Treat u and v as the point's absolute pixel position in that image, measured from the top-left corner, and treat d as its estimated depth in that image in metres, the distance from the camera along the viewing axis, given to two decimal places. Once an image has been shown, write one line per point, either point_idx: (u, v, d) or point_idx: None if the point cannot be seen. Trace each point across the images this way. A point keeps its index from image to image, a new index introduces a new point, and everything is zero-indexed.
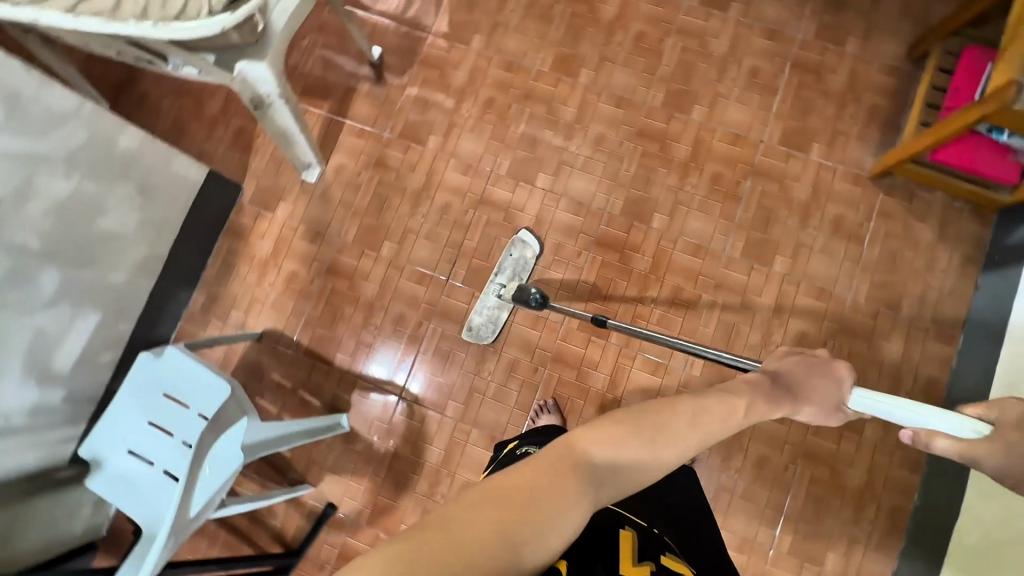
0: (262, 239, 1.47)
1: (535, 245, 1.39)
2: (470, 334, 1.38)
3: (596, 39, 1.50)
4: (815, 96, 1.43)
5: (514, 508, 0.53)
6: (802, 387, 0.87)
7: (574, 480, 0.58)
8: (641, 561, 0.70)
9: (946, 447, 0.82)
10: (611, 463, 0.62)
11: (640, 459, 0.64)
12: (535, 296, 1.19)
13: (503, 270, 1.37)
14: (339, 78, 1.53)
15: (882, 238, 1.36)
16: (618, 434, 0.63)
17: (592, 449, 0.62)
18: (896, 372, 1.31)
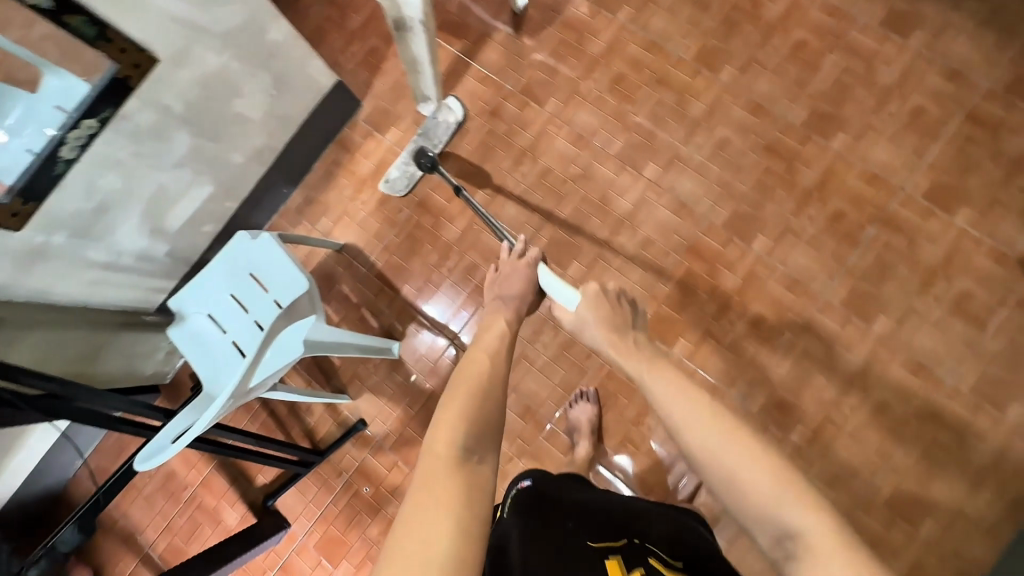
0: (367, 158, 1.52)
1: (459, 112, 1.47)
2: (385, 185, 1.48)
3: (752, 38, 1.39)
4: (982, 156, 1.27)
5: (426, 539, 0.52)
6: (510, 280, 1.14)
7: (453, 471, 0.59)
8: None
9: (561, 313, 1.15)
10: (474, 426, 0.65)
11: (485, 412, 0.67)
12: (427, 158, 1.26)
13: (425, 132, 1.47)
14: (479, 20, 1.52)
15: (1012, 330, 1.21)
16: (460, 416, 0.65)
17: (450, 440, 0.62)
18: (979, 476, 1.18)
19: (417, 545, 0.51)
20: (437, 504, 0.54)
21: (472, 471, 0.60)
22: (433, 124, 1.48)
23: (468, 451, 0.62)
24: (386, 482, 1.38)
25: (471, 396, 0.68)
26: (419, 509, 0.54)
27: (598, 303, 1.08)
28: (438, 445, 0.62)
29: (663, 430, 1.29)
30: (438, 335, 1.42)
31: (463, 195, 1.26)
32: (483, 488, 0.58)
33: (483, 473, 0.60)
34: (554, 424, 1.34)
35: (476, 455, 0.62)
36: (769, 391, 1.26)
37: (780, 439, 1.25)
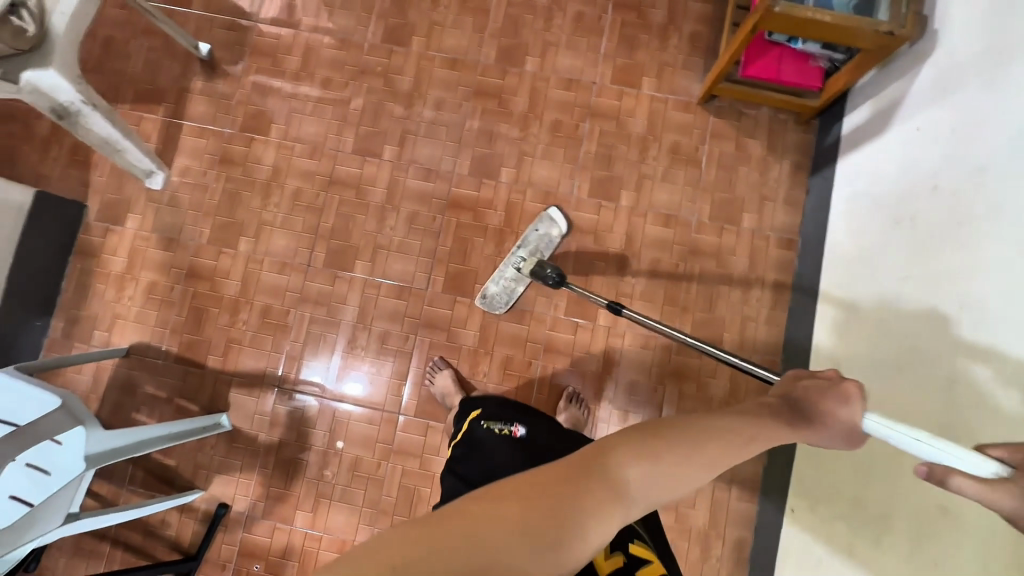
0: (115, 254, 1.44)
1: (562, 223, 1.37)
2: (483, 301, 1.37)
3: (424, 6, 1.50)
4: (639, 32, 1.47)
5: (529, 516, 0.50)
6: (819, 416, 0.67)
7: (589, 479, 0.53)
8: (613, 553, 0.84)
9: (967, 488, 0.57)
10: (657, 475, 0.55)
11: (676, 476, 0.55)
12: (552, 273, 1.17)
13: (528, 244, 1.36)
14: (171, 79, 1.50)
15: (716, 159, 1.43)
16: (643, 445, 0.56)
17: (608, 457, 0.56)
18: (744, 282, 1.38)
19: (513, 517, 0.50)
20: (555, 485, 0.53)
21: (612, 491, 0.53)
22: (538, 238, 1.37)
23: (615, 480, 0.54)
24: (272, 549, 1.34)
25: (675, 450, 0.56)
26: (539, 479, 0.54)
27: (1010, 489, 0.55)
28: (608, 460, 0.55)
29: (497, 369, 1.37)
30: (263, 386, 1.39)
31: (627, 312, 1.13)
32: (602, 527, 0.52)
33: (618, 513, 0.53)
34: (405, 413, 1.37)
35: (616, 495, 0.53)
36: (567, 293, 1.38)
37: (592, 329, 1.37)
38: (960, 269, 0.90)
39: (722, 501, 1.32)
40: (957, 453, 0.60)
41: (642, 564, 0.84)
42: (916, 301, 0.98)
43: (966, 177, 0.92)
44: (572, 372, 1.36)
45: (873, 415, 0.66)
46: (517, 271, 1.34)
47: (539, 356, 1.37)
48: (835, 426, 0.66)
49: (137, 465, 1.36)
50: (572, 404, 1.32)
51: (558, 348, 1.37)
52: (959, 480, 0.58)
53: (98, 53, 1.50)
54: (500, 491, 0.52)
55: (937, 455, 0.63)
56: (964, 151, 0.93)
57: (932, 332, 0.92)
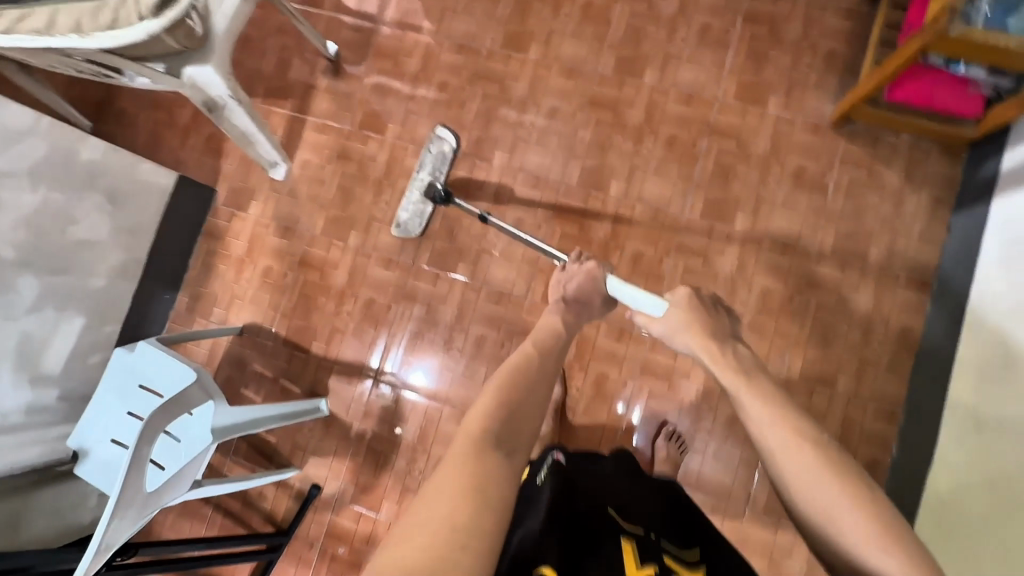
0: (237, 238, 1.54)
1: (452, 138, 1.33)
2: (398, 230, 1.39)
3: (545, 13, 1.50)
4: (769, 48, 1.40)
5: (431, 532, 0.59)
6: (591, 291, 1.07)
7: (479, 455, 0.69)
8: (643, 566, 0.72)
9: (641, 320, 1.05)
10: (508, 424, 0.77)
11: (525, 410, 0.81)
12: (441, 192, 1.29)
13: (424, 166, 1.35)
14: (299, 76, 1.58)
15: (846, 186, 1.33)
16: (499, 408, 0.78)
17: (484, 426, 0.74)
18: (867, 321, 1.28)
19: (419, 543, 0.58)
20: (454, 495, 0.64)
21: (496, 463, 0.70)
22: (431, 157, 1.35)
23: (500, 443, 0.73)
24: (358, 535, 1.38)
25: (520, 394, 0.82)
26: (441, 502, 0.63)
27: (672, 318, 0.99)
28: (480, 429, 0.74)
29: (590, 385, 1.34)
30: (360, 376, 1.44)
31: (493, 221, 1.25)
32: (502, 476, 0.68)
33: (502, 476, 0.69)
34: None
35: (499, 449, 0.72)
36: None
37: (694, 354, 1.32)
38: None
39: None
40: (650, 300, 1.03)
41: None
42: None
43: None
44: (667, 396, 1.32)
45: (611, 277, 1.07)
46: (419, 193, 1.36)
47: (634, 375, 1.34)
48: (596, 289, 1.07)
49: (242, 438, 1.45)
50: (672, 442, 1.26)
51: (655, 370, 1.33)
52: (642, 315, 1.05)
53: (236, 49, 1.60)
54: (417, 523, 0.61)
55: (630, 299, 1.05)
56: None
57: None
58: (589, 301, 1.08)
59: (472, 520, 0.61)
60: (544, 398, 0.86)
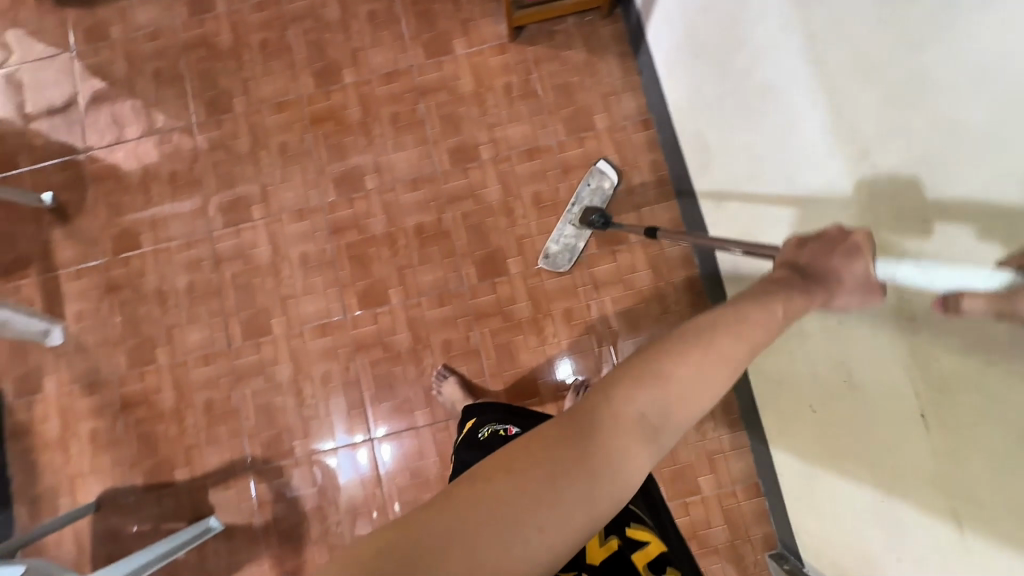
0: (47, 420, 1.43)
1: (612, 174, 1.39)
2: (545, 262, 1.38)
3: (231, 68, 1.54)
4: (430, 3, 1.53)
5: (503, 503, 0.43)
6: (835, 274, 0.70)
7: (603, 440, 0.46)
8: (607, 538, 0.85)
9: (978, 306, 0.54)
10: (669, 405, 0.47)
11: (699, 395, 0.48)
12: (599, 218, 1.31)
13: (580, 200, 1.39)
14: (30, 239, 1.50)
15: (549, 81, 1.48)
16: (669, 376, 0.48)
17: (639, 401, 0.47)
18: (622, 175, 1.42)
19: (487, 506, 0.43)
20: (554, 467, 0.45)
21: (619, 443, 0.46)
22: (590, 191, 1.39)
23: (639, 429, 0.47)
24: None
25: (694, 362, 0.49)
26: (537, 465, 0.45)
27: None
28: (634, 401, 0.47)
29: (441, 356, 1.38)
30: (236, 476, 1.38)
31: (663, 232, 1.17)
32: (621, 483, 0.46)
33: (618, 466, 0.46)
34: (379, 436, 1.38)
35: (637, 439, 0.46)
36: (473, 259, 1.41)
37: (510, 279, 1.40)
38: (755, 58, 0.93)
39: None
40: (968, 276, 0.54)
41: (635, 550, 0.86)
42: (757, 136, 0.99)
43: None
44: (509, 326, 1.38)
45: (879, 262, 0.69)
46: (573, 227, 1.37)
47: (473, 326, 1.39)
48: (848, 282, 0.70)
49: None
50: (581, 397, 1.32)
51: (487, 311, 1.39)
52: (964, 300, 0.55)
53: None
54: (496, 479, 0.44)
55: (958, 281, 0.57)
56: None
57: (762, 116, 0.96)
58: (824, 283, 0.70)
59: (559, 507, 0.44)
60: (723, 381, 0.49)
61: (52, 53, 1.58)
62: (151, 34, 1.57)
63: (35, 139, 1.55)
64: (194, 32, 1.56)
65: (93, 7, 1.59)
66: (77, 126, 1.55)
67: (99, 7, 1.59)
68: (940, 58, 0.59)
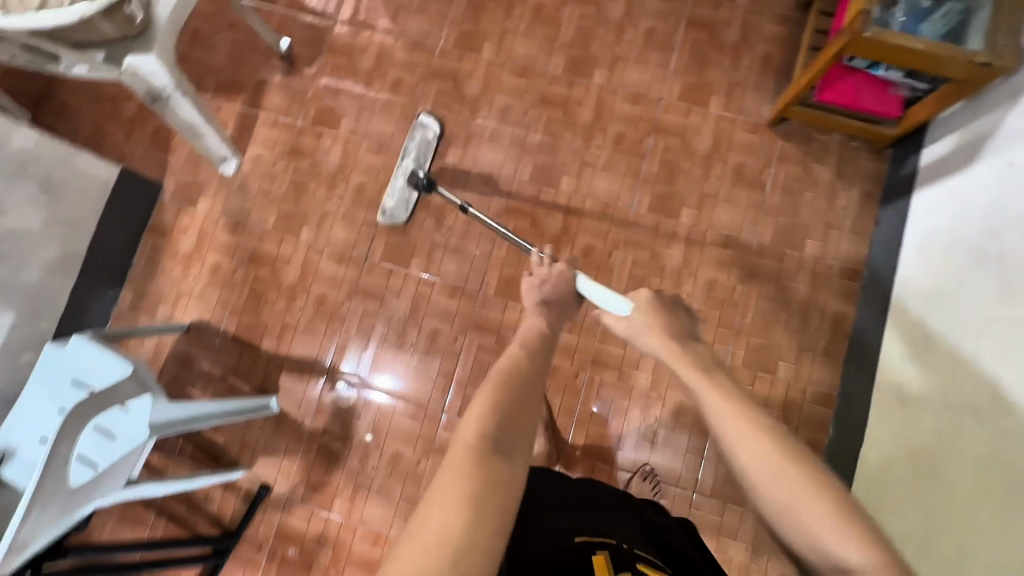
0: (185, 233, 1.50)
1: (435, 127, 1.40)
2: (385, 218, 1.42)
3: (497, 14, 1.53)
4: (710, 50, 1.47)
5: (431, 537, 0.57)
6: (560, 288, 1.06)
7: (481, 465, 0.65)
8: None
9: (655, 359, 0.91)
10: (506, 418, 0.73)
11: (523, 410, 0.77)
12: (422, 181, 1.30)
13: (407, 153, 1.40)
14: (252, 70, 1.56)
15: (783, 183, 1.40)
16: (496, 410, 0.74)
17: (480, 432, 0.70)
18: (804, 310, 1.34)
19: (421, 545, 0.57)
20: (457, 497, 0.61)
21: (495, 461, 0.67)
22: (417, 146, 1.40)
23: (498, 447, 0.69)
24: (308, 535, 1.36)
25: (511, 399, 0.77)
26: (443, 506, 0.60)
27: (635, 318, 0.98)
28: (485, 438, 0.69)
29: None
30: (312, 373, 1.41)
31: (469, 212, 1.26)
32: (507, 485, 0.65)
33: (500, 470, 0.66)
34: (449, 413, 1.38)
35: (500, 456, 0.68)
36: None
37: None
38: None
39: (767, 535, 1.27)
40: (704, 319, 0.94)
41: None
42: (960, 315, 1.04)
43: None
44: (619, 387, 1.35)
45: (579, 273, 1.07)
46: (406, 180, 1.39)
47: (587, 367, 1.36)
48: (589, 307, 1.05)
49: (188, 440, 1.41)
50: (646, 481, 1.29)
51: (606, 361, 1.36)
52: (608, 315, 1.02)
53: (186, 42, 1.58)
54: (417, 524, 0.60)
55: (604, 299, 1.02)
56: None
57: (1010, 367, 0.89)
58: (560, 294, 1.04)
59: (472, 521, 0.59)
60: (539, 393, 0.83)
61: None
62: None
63: None
64: None
65: None
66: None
67: None
68: None
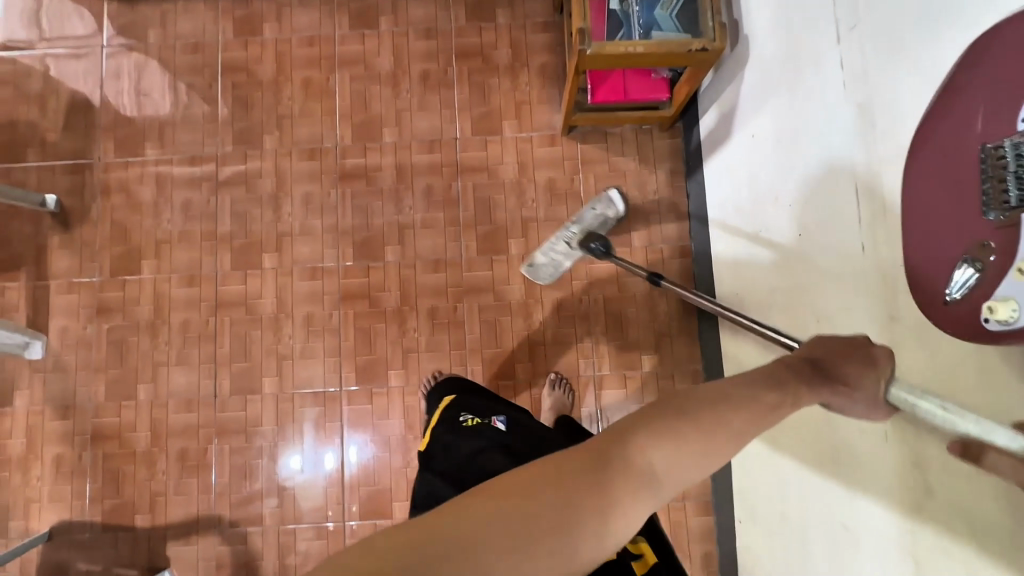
0: (12, 436, 1.37)
1: (619, 204, 1.23)
2: (529, 271, 1.32)
3: (267, 101, 1.46)
4: (487, 76, 1.45)
5: (501, 524, 0.43)
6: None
7: (598, 487, 0.45)
8: (606, 546, 0.77)
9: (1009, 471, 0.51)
10: (679, 461, 0.46)
11: (716, 459, 0.47)
12: (600, 247, 1.19)
13: (582, 221, 1.22)
14: (24, 240, 1.42)
15: (595, 185, 1.41)
16: (669, 426, 0.46)
17: (643, 449, 0.46)
18: (651, 300, 1.37)
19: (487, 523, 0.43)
20: (550, 504, 0.44)
21: (626, 488, 0.45)
22: (590, 217, 1.23)
23: (645, 480, 0.45)
24: None
25: (707, 432, 0.46)
26: (526, 503, 0.44)
27: None
28: (633, 453, 0.46)
29: None
30: (199, 531, 1.33)
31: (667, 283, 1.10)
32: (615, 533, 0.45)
33: (616, 500, 0.45)
34: (351, 519, 1.33)
35: (642, 496, 0.45)
36: (482, 356, 1.36)
37: (515, 385, 1.36)
38: (805, 284, 0.89)
39: (681, 522, 1.31)
40: (988, 427, 0.51)
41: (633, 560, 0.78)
42: (752, 282, 1.08)
43: (796, 177, 0.90)
44: None
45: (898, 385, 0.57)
46: (568, 246, 1.24)
47: None
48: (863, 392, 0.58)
49: None
50: (558, 390, 1.31)
51: None
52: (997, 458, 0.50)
53: None
54: (492, 496, 0.45)
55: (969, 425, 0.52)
56: (789, 149, 0.92)
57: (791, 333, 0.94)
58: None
59: (545, 545, 0.43)
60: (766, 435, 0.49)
61: (81, 44, 1.48)
62: (190, 47, 1.48)
63: (47, 133, 1.45)
64: (236, 54, 1.47)
65: (134, 5, 1.49)
66: (95, 129, 1.46)
67: (140, 4, 1.49)
68: (838, 229, 0.78)
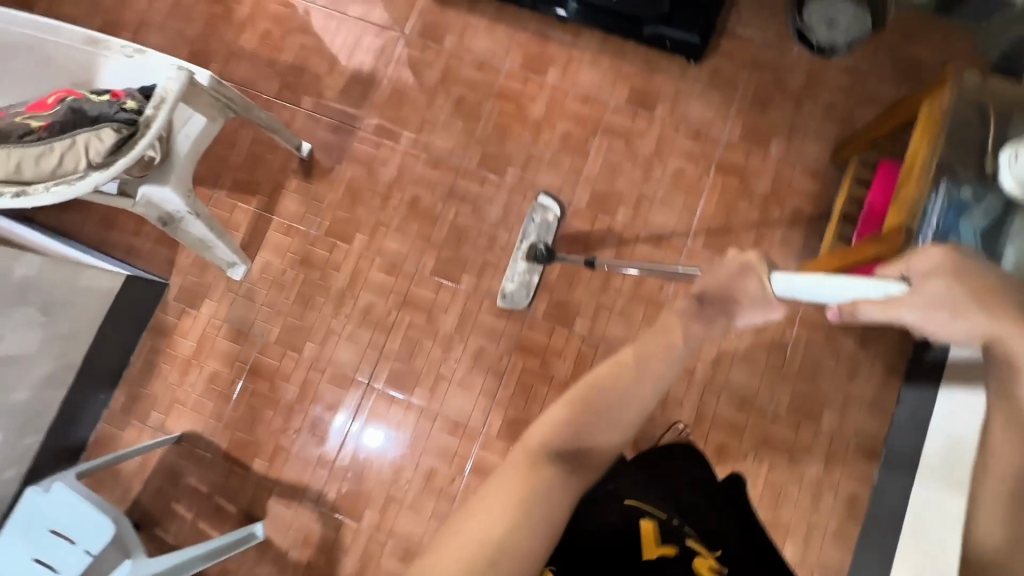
0: (186, 338, 1.46)
1: (556, 208, 1.42)
2: (505, 301, 1.40)
3: (523, 138, 1.50)
4: (737, 198, 1.43)
5: (478, 531, 0.60)
6: (734, 294, 0.83)
7: (530, 473, 0.65)
8: (663, 545, 0.74)
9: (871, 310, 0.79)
10: (573, 431, 0.70)
11: (599, 421, 0.72)
12: (542, 252, 1.36)
13: (527, 236, 1.41)
14: (268, 172, 1.53)
15: (804, 347, 1.35)
16: (572, 425, 0.71)
17: (545, 441, 0.69)
18: (816, 487, 1.30)
19: (468, 536, 0.59)
20: (506, 502, 0.62)
21: (557, 470, 0.66)
22: (534, 226, 1.42)
23: (559, 458, 0.68)
24: None
25: (589, 411, 0.72)
26: (488, 511, 0.61)
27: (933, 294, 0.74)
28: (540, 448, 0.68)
29: None
30: (302, 500, 1.37)
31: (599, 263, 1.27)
32: (557, 497, 0.64)
33: (547, 476, 0.65)
34: None
35: (556, 467, 0.67)
36: None
37: None
38: None
39: None
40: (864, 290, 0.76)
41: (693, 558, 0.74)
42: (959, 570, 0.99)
43: None
44: None
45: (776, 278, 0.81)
46: (523, 262, 1.40)
47: None
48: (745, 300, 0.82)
49: None
50: None
51: None
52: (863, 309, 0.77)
53: None
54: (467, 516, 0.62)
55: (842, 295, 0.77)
56: None
57: None
58: (726, 305, 0.83)
59: (512, 528, 0.60)
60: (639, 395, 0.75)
61: (386, 25, 1.59)
62: (476, 63, 1.55)
63: (326, 89, 1.57)
64: (514, 84, 1.53)
65: (445, 8, 1.59)
66: (366, 101, 1.56)
67: (449, 9, 1.59)
68: None
